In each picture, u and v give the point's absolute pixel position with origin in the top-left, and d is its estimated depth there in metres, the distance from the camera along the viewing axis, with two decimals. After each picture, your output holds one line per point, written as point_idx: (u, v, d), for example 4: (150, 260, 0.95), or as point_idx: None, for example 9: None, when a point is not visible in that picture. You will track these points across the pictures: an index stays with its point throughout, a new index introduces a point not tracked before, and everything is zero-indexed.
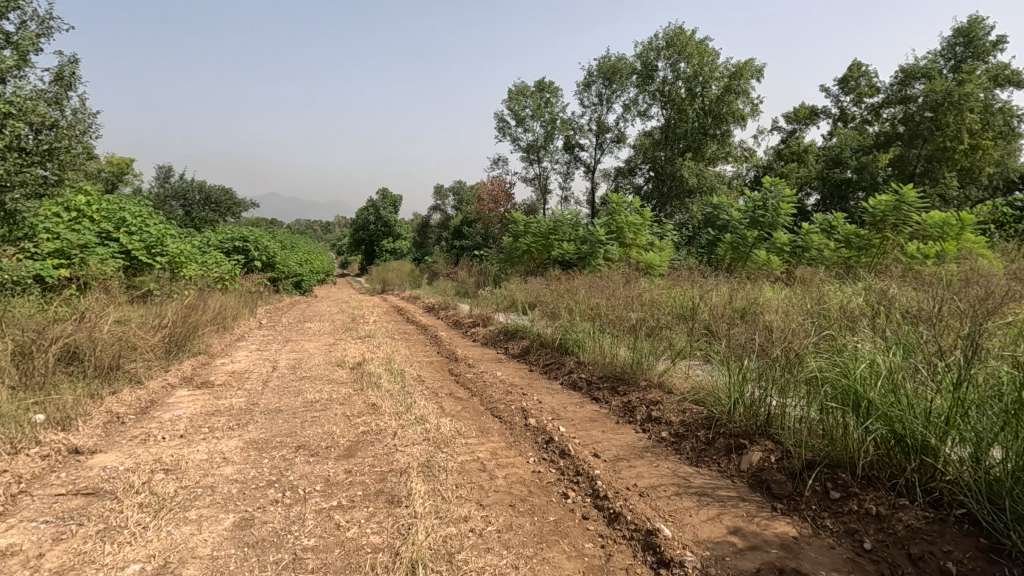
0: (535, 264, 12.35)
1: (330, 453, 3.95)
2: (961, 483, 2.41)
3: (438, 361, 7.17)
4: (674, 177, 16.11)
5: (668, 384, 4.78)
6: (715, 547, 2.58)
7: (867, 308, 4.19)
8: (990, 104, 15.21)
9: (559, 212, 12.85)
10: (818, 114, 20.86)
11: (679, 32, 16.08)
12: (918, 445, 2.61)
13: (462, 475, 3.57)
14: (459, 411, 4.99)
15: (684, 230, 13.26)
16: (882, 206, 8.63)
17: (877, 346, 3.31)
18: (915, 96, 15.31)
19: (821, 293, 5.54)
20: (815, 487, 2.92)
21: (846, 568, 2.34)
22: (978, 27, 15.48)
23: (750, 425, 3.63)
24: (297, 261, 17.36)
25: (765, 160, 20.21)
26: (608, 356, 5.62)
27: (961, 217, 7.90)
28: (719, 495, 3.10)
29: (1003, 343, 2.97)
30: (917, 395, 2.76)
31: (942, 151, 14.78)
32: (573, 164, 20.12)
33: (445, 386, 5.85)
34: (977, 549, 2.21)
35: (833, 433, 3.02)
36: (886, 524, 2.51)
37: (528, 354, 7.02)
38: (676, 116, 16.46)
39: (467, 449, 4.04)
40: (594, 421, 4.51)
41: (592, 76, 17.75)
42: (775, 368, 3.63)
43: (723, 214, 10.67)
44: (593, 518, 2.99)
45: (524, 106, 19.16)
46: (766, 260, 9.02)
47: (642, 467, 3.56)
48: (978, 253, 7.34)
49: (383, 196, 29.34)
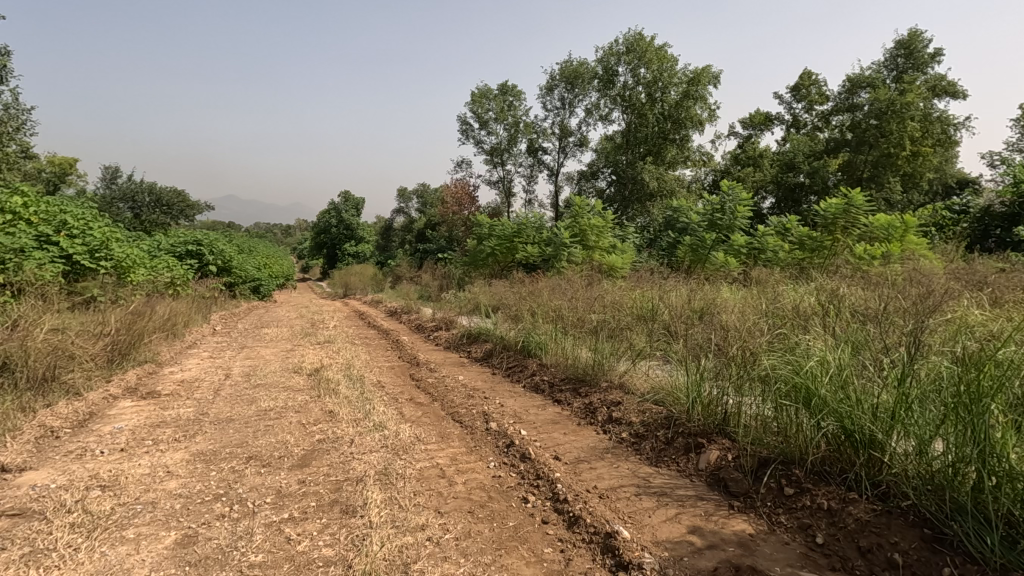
0: (500, 267, 12.26)
1: (283, 463, 3.80)
2: (906, 476, 2.48)
3: (398, 366, 7.03)
4: (636, 181, 16.34)
5: (629, 384, 4.80)
6: (673, 547, 2.58)
7: (818, 307, 4.31)
8: (930, 112, 16.00)
9: (522, 214, 12.84)
10: (772, 120, 21.53)
11: (639, 38, 16.32)
12: (865, 439, 2.67)
13: (420, 482, 3.48)
14: (419, 417, 4.89)
15: (646, 233, 13.47)
16: (832, 209, 8.96)
17: (828, 344, 3.39)
18: (862, 104, 16.02)
19: (776, 293, 5.70)
20: (770, 484, 2.96)
21: (799, 563, 2.37)
22: (918, 40, 16.24)
23: (708, 424, 3.65)
24: (255, 266, 16.85)
25: (722, 164, 20.72)
26: (571, 357, 5.62)
27: (904, 220, 8.27)
28: (677, 494, 3.11)
29: (944, 339, 3.08)
30: (865, 390, 2.84)
31: (887, 157, 15.47)
32: (536, 167, 20.19)
33: (406, 392, 5.73)
34: (922, 540, 2.27)
35: (787, 430, 3.07)
36: (837, 518, 2.56)
37: (491, 357, 6.96)
38: (637, 121, 16.74)
39: (426, 455, 3.95)
40: (556, 424, 4.49)
41: (554, 79, 17.84)
42: (731, 366, 3.68)
43: (682, 218, 10.90)
44: (553, 522, 2.96)
45: (487, 109, 19.10)
46: (724, 261, 9.20)
47: (603, 468, 3.55)
48: (920, 254, 7.71)
49: (345, 198, 28.78)
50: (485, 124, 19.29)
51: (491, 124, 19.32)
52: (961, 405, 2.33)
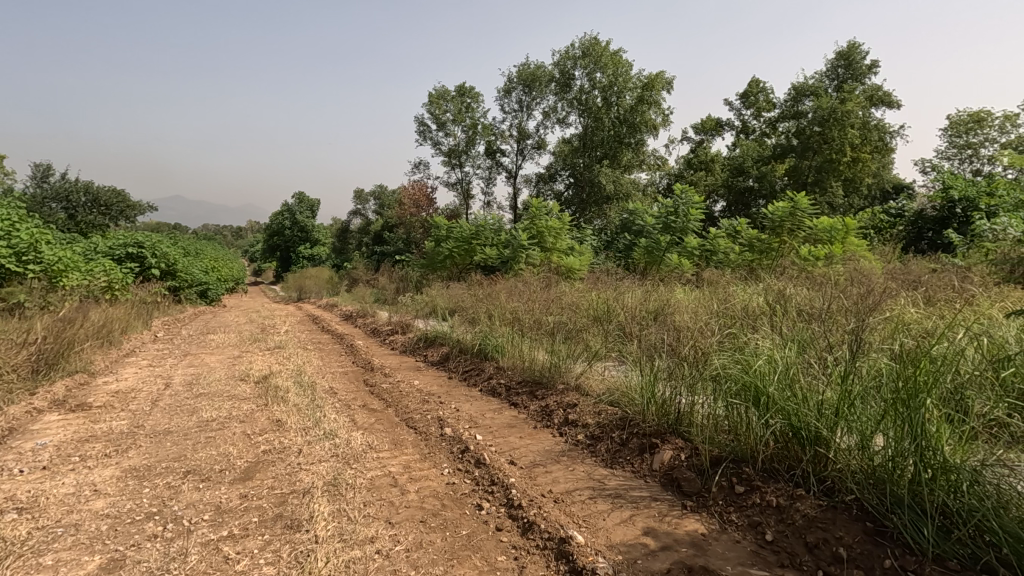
0: (457, 270, 12.10)
1: (224, 476, 3.59)
2: (849, 470, 2.54)
3: (352, 371, 6.82)
4: (593, 184, 16.51)
5: (584, 386, 4.78)
6: (627, 550, 2.55)
7: (766, 307, 4.45)
8: (868, 120, 16.80)
9: (481, 216, 12.73)
10: (723, 126, 22.20)
11: (594, 43, 16.56)
12: (811, 436, 2.73)
13: (371, 492, 3.35)
14: (372, 424, 4.73)
15: (603, 235, 13.61)
16: (780, 213, 9.31)
17: (776, 343, 3.48)
18: (806, 112, 16.72)
19: (727, 293, 5.83)
20: (722, 482, 2.98)
21: (750, 561, 2.38)
22: (856, 52, 17.09)
23: (662, 424, 3.66)
24: (202, 269, 16.10)
25: (676, 167, 21.16)
26: (527, 360, 5.57)
27: (845, 223, 8.66)
28: (632, 496, 3.10)
29: (884, 336, 3.22)
30: (810, 387, 2.92)
31: (830, 162, 16.18)
32: (495, 169, 20.13)
33: (359, 398, 5.55)
34: (864, 533, 2.31)
35: (737, 428, 3.11)
36: (785, 515, 2.59)
37: (447, 361, 6.83)
38: (594, 124, 16.94)
39: (378, 463, 3.82)
40: (512, 427, 4.42)
41: (511, 82, 17.82)
42: (683, 366, 3.72)
43: (638, 220, 11.07)
44: (507, 529, 2.89)
45: (445, 110, 18.91)
46: (678, 262, 9.37)
47: (558, 471, 3.51)
48: (860, 255, 8.08)
49: (299, 199, 27.95)
50: (443, 126, 19.09)
51: (448, 125, 19.13)
52: (900, 401, 2.41)
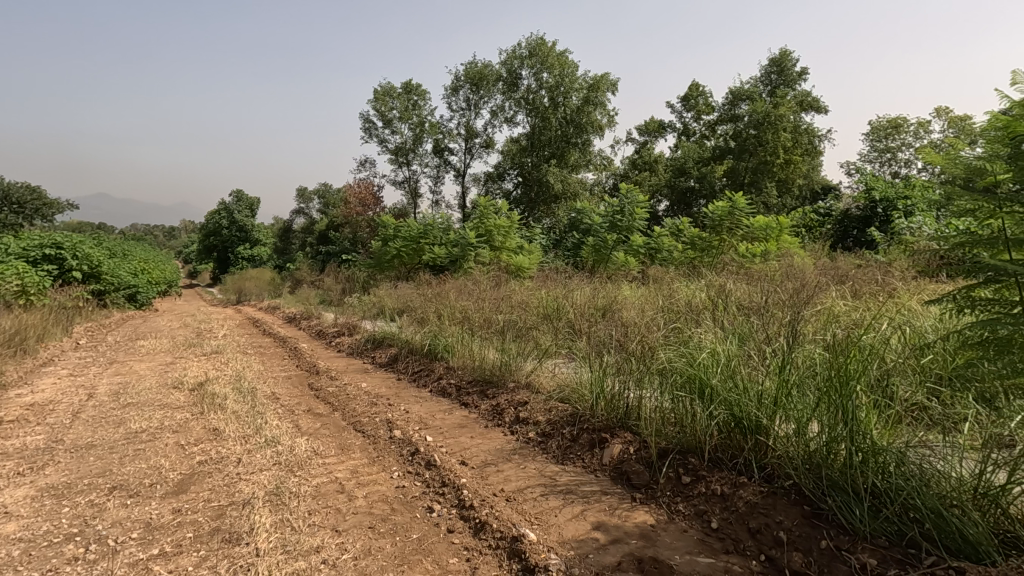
0: (405, 270, 11.87)
1: (155, 491, 3.37)
2: (788, 457, 2.65)
3: (296, 375, 6.56)
4: (541, 184, 16.64)
5: (535, 383, 4.78)
6: (579, 545, 2.56)
7: (708, 302, 4.63)
8: (798, 124, 17.76)
9: (429, 215, 12.55)
10: (665, 128, 22.86)
11: (540, 43, 16.69)
12: (753, 425, 2.84)
13: (316, 500, 3.22)
14: (318, 429, 4.56)
15: (551, 234, 13.70)
16: (719, 212, 9.71)
17: (718, 336, 3.62)
18: (742, 115, 17.49)
19: (672, 289, 5.99)
20: (669, 473, 3.04)
21: (697, 549, 2.43)
22: (788, 59, 18.00)
23: (611, 418, 3.69)
24: (130, 271, 15.12)
25: (621, 167, 21.57)
26: (478, 359, 5.53)
27: (779, 221, 9.20)
28: (583, 491, 3.12)
29: (817, 328, 3.42)
30: (751, 378, 3.05)
31: (764, 164, 17.09)
32: (443, 168, 19.93)
33: (303, 403, 5.34)
34: (803, 517, 2.41)
35: (683, 420, 3.18)
36: (729, 503, 2.66)
37: (396, 362, 6.68)
38: (541, 124, 17.08)
39: (324, 470, 3.68)
40: (463, 427, 4.37)
41: (458, 80, 17.68)
42: (631, 361, 3.80)
43: (586, 219, 11.25)
44: (458, 530, 2.84)
45: (391, 107, 18.52)
46: (625, 261, 9.56)
47: (509, 470, 3.49)
48: (792, 252, 8.51)
49: (238, 198, 26.76)
50: (389, 123, 18.72)
51: (394, 123, 18.77)
52: (834, 389, 2.56)
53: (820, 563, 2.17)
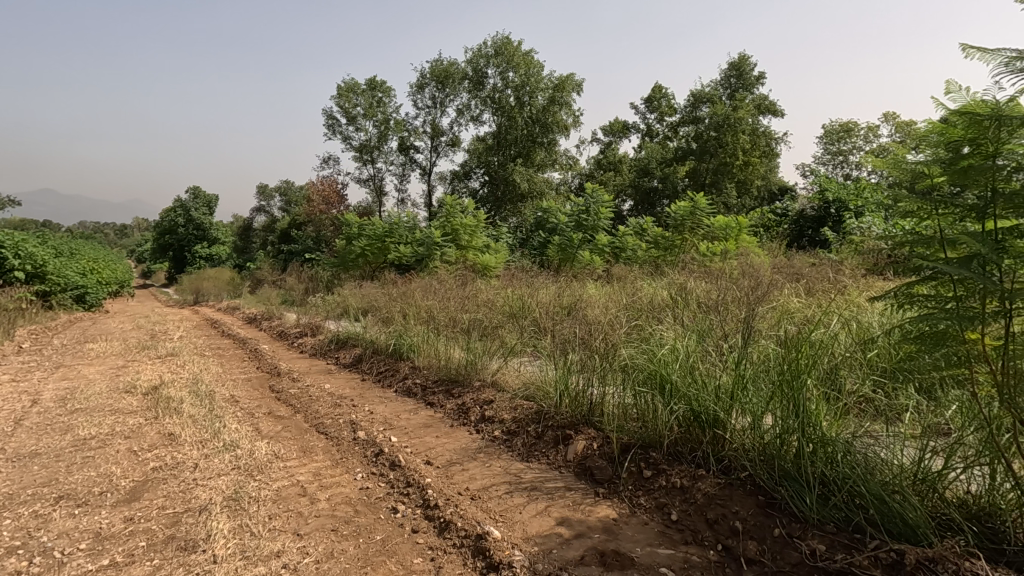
0: (370, 269, 11.71)
1: (106, 500, 3.24)
2: (744, 449, 2.75)
3: (256, 378, 6.40)
4: (507, 183, 16.66)
5: (501, 382, 4.80)
6: (543, 541, 2.59)
7: (670, 301, 4.74)
8: (757, 127, 18.30)
9: (394, 214, 12.41)
10: (629, 129, 23.19)
11: (506, 42, 16.71)
12: (710, 419, 2.93)
13: (277, 504, 3.16)
14: (279, 432, 4.46)
15: (518, 233, 13.75)
16: (682, 212, 9.94)
17: (678, 333, 3.71)
18: (703, 117, 17.92)
19: (635, 288, 6.09)
20: (631, 468, 3.10)
21: (657, 541, 2.50)
22: (746, 63, 18.51)
23: (575, 415, 3.74)
24: (78, 271, 14.44)
25: (587, 167, 21.79)
26: (443, 358, 5.50)
27: (739, 221, 9.51)
28: (547, 487, 3.15)
29: (771, 324, 3.55)
30: (709, 373, 3.15)
31: (724, 165, 17.59)
32: (408, 166, 19.73)
33: (264, 405, 5.22)
34: (757, 506, 2.50)
35: (645, 415, 3.25)
36: (688, 495, 2.74)
37: (360, 362, 6.59)
38: (507, 123, 17.11)
39: (285, 473, 3.61)
40: (428, 427, 4.35)
41: (423, 78, 17.53)
42: (594, 358, 3.86)
43: (552, 218, 11.33)
44: (423, 530, 2.84)
45: (355, 104, 18.21)
46: (590, 260, 9.67)
47: (474, 469, 3.50)
48: (750, 251, 8.78)
49: (194, 195, 25.87)
50: (353, 120, 18.41)
51: (358, 120, 18.48)
52: (786, 383, 2.66)
53: (773, 550, 2.26)
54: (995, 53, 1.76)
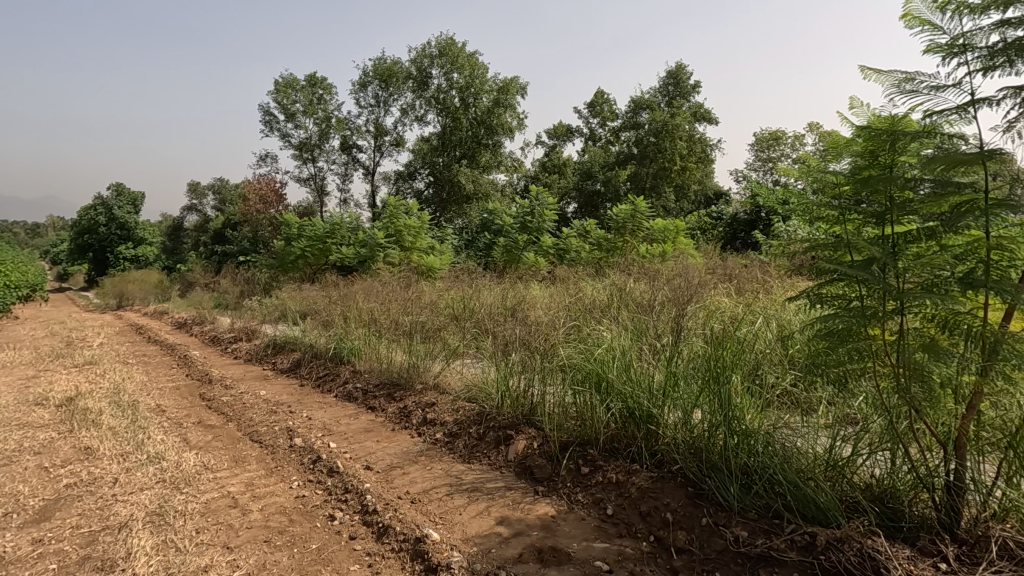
0: (310, 271, 11.36)
1: (11, 521, 2.99)
2: (675, 443, 2.86)
3: (186, 386, 6.07)
4: (452, 183, 16.60)
5: (443, 384, 4.77)
6: (482, 541, 2.60)
7: (609, 302, 4.88)
8: (693, 133, 19.07)
9: (336, 215, 12.09)
10: (573, 133, 23.60)
11: (451, 43, 16.67)
12: (645, 416, 3.03)
13: (206, 517, 3.02)
14: (209, 442, 4.26)
15: (463, 234, 13.70)
16: (623, 215, 10.26)
17: (615, 333, 3.83)
18: (643, 123, 18.53)
19: (577, 289, 6.22)
20: (569, 465, 3.17)
21: (593, 535, 2.57)
22: (683, 72, 19.27)
23: (516, 415, 3.77)
24: None
25: (532, 170, 21.98)
26: (385, 361, 5.41)
27: (676, 224, 9.87)
28: (488, 488, 3.17)
29: (700, 323, 3.73)
30: (644, 372, 3.26)
31: (664, 169, 18.20)
32: (351, 165, 19.28)
33: (193, 414, 4.97)
34: (688, 498, 2.61)
35: (584, 414, 3.32)
36: (624, 489, 2.82)
37: (298, 367, 6.38)
38: (452, 124, 17.05)
39: (215, 484, 3.45)
40: (369, 432, 4.27)
41: (366, 76, 17.19)
42: (535, 359, 3.91)
43: (497, 220, 11.39)
44: (361, 536, 2.79)
45: (294, 100, 17.62)
46: (534, 261, 9.76)
47: (415, 472, 3.47)
48: (687, 252, 9.14)
49: (118, 192, 24.24)
50: (291, 117, 17.79)
51: (298, 117, 17.88)
52: (712, 380, 2.81)
53: (700, 539, 2.37)
54: (889, 74, 1.94)
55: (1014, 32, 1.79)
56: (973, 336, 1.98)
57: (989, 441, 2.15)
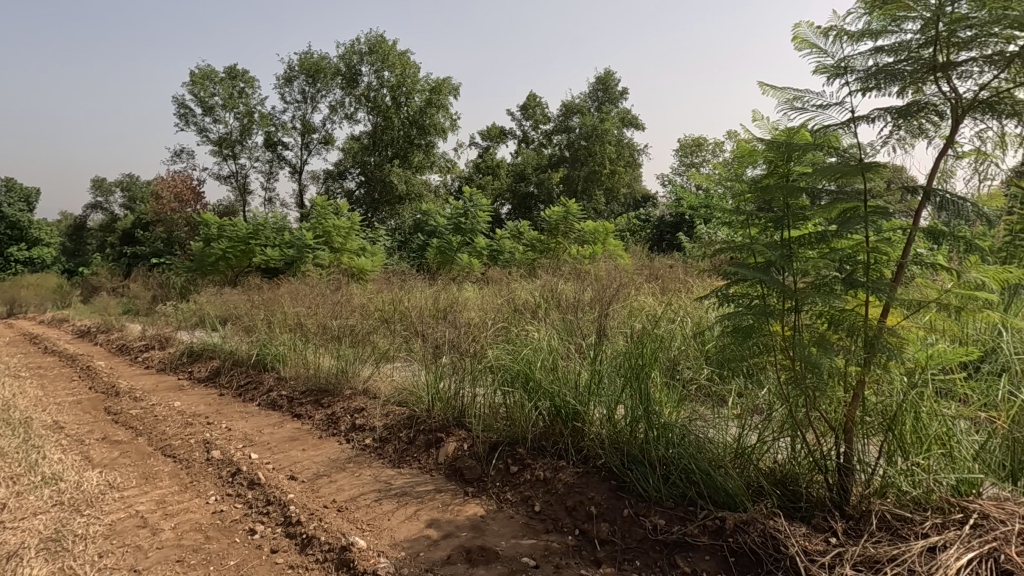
0: (232, 273, 10.77)
1: None
2: (599, 438, 2.96)
3: (89, 399, 5.59)
4: (384, 183, 16.29)
5: (373, 389, 4.68)
6: (410, 545, 2.59)
7: (539, 304, 4.97)
8: (622, 138, 19.81)
9: (260, 214, 11.53)
10: (506, 134, 23.68)
11: (381, 40, 16.38)
12: (571, 413, 3.13)
13: (110, 540, 2.81)
14: (116, 459, 3.96)
15: (397, 235, 13.46)
16: (555, 217, 10.50)
17: (544, 333, 3.91)
18: (574, 127, 19.02)
19: (510, 291, 6.28)
20: (499, 465, 3.20)
21: (521, 533, 2.62)
22: (611, 79, 19.87)
23: (446, 417, 3.75)
24: None
25: (466, 171, 21.88)
26: (312, 367, 5.22)
27: (606, 226, 10.19)
28: (417, 491, 3.15)
29: (622, 322, 3.89)
30: (569, 372, 3.35)
31: (595, 172, 18.75)
32: (276, 163, 18.45)
33: (96, 430, 4.59)
34: (611, 491, 2.71)
35: (513, 414, 3.36)
36: (551, 486, 2.89)
37: (218, 376, 6.03)
38: (383, 123, 16.71)
39: (122, 504, 3.22)
40: (294, 441, 4.12)
41: (292, 70, 16.59)
42: (465, 361, 3.91)
43: (431, 221, 11.29)
44: (284, 548, 2.70)
45: (212, 93, 16.65)
46: (468, 262, 9.73)
47: (342, 480, 3.38)
48: (616, 254, 9.47)
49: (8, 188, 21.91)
50: (209, 110, 16.80)
51: (216, 111, 16.92)
52: (633, 377, 2.93)
53: (622, 530, 2.47)
54: (784, 91, 2.11)
55: (886, 58, 1.99)
56: (856, 331, 2.19)
57: (872, 425, 2.38)
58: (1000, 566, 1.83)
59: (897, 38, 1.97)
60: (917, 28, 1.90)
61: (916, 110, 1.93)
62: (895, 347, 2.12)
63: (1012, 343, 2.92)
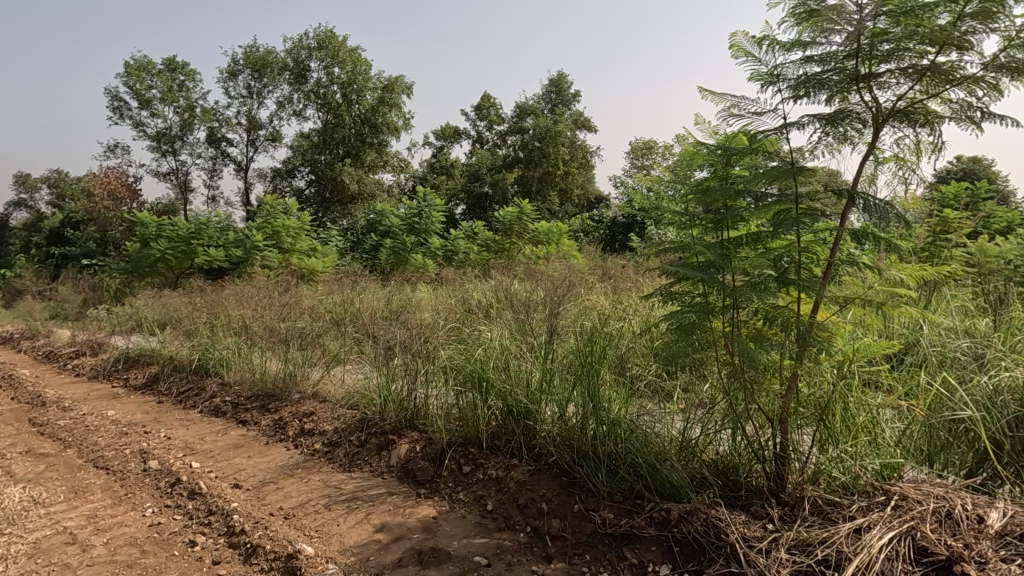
0: (173, 275, 10.27)
1: None
2: (550, 436, 2.99)
3: (11, 411, 5.21)
4: (335, 182, 15.89)
5: (323, 393, 4.56)
6: (360, 550, 2.54)
7: (492, 305, 4.98)
8: (574, 140, 20.13)
9: (203, 213, 11.04)
10: (460, 135, 23.56)
11: (330, 36, 16.02)
12: (523, 411, 3.15)
13: (34, 559, 2.64)
14: (42, 473, 3.71)
15: (349, 235, 13.19)
16: (509, 217, 10.55)
17: (497, 333, 3.92)
18: (528, 128, 19.20)
19: (463, 291, 6.27)
20: (451, 465, 3.19)
21: (473, 532, 2.62)
22: (564, 81, 20.15)
23: (398, 419, 3.69)
24: None
25: (420, 170, 21.65)
26: (258, 372, 5.03)
27: (559, 227, 10.33)
28: (368, 495, 3.10)
29: (572, 321, 3.95)
30: (521, 371, 3.37)
31: (548, 173, 19.00)
32: (219, 160, 17.73)
33: (20, 444, 4.29)
34: (562, 487, 2.74)
35: (466, 414, 3.34)
36: (503, 484, 2.90)
37: (156, 383, 5.74)
38: (334, 121, 16.28)
39: (49, 520, 3.03)
40: (239, 448, 3.97)
41: (236, 64, 16.01)
42: (416, 362, 3.87)
43: (384, 221, 11.11)
44: (226, 559, 2.60)
45: (148, 86, 15.82)
46: (422, 263, 9.63)
47: (291, 486, 3.29)
48: (569, 254, 9.60)
49: None
50: (146, 104, 15.96)
51: (153, 104, 16.10)
52: (583, 375, 2.98)
53: (572, 525, 2.51)
54: (722, 97, 2.20)
55: (814, 67, 2.10)
56: (789, 326, 2.30)
57: (806, 416, 2.51)
58: (917, 543, 1.96)
59: (824, 49, 2.08)
60: (842, 40, 2.01)
61: (841, 117, 2.05)
62: (824, 340, 2.24)
63: (931, 336, 3.14)
